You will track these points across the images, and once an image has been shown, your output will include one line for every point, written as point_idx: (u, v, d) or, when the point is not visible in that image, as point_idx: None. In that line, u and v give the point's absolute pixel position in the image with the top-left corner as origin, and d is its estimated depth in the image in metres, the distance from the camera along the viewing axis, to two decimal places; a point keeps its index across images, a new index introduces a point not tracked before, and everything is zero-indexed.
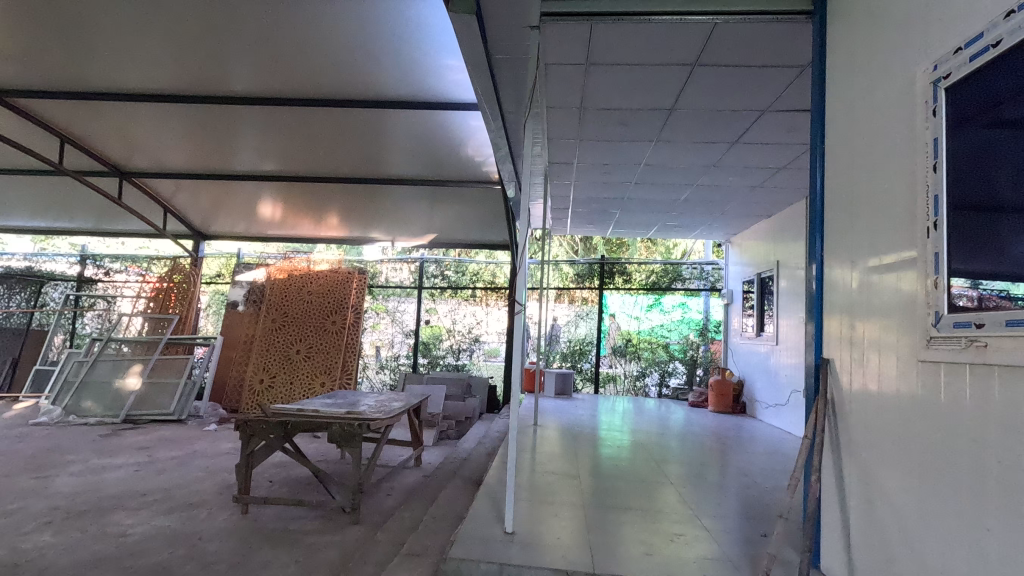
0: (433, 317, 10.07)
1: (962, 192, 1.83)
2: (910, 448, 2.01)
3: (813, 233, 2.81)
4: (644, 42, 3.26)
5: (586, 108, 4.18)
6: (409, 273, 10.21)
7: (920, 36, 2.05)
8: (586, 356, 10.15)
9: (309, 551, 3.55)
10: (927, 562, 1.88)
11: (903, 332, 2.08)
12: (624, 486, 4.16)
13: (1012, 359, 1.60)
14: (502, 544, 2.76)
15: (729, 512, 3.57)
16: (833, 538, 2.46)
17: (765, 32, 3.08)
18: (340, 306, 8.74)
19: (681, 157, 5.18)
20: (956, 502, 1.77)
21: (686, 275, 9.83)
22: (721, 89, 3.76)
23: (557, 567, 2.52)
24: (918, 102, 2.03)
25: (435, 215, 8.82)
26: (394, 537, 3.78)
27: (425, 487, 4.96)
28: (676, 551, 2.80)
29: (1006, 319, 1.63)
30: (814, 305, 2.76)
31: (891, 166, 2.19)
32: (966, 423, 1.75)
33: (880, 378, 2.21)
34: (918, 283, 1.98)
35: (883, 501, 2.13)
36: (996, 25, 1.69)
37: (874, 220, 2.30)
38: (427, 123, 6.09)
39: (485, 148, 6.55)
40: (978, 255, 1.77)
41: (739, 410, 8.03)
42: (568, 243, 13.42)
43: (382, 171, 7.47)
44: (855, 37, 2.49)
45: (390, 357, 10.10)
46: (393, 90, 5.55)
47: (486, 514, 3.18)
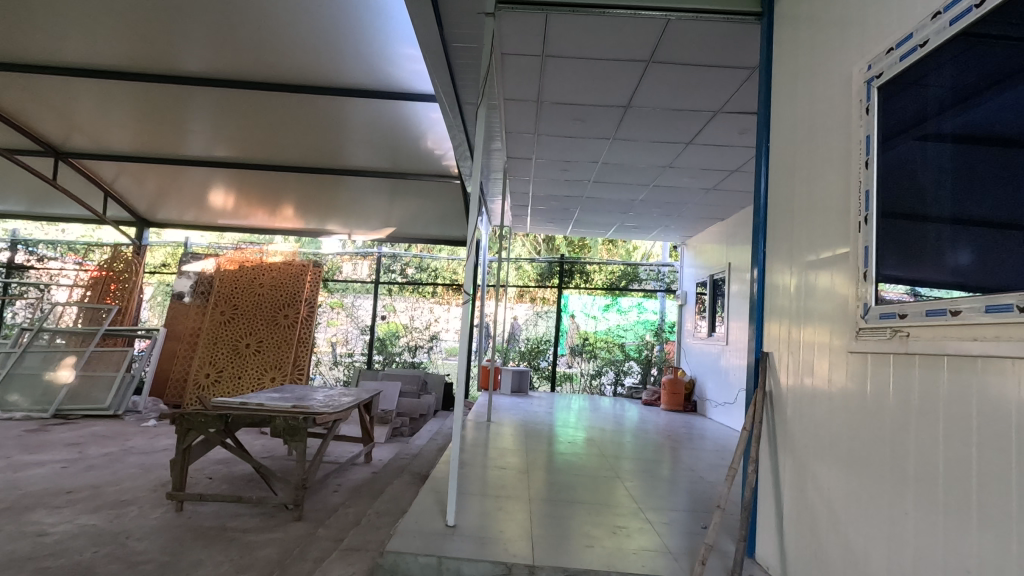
0: (390, 313, 9.90)
1: (890, 190, 1.89)
2: (839, 437, 2.06)
3: (758, 235, 2.86)
4: (600, 35, 3.27)
5: (543, 101, 4.17)
6: (367, 268, 10.02)
7: (857, 38, 2.11)
8: (543, 355, 10.16)
9: (245, 548, 3.40)
10: (854, 551, 1.92)
11: (837, 327, 2.14)
12: (574, 481, 4.16)
13: (930, 347, 1.65)
14: (445, 538, 2.70)
15: (676, 507, 3.61)
16: (768, 527, 2.51)
17: (718, 31, 3.13)
18: (293, 299, 8.48)
19: (638, 156, 5.24)
20: (880, 489, 1.82)
21: (643, 276, 10.03)
22: (675, 89, 3.82)
23: (497, 561, 2.48)
24: (854, 102, 2.10)
25: (394, 208, 8.69)
26: (335, 533, 3.68)
27: (372, 483, 4.85)
28: (618, 543, 2.80)
29: (926, 309, 1.68)
30: (757, 307, 2.81)
31: (828, 163, 2.26)
32: (890, 412, 1.81)
33: (815, 372, 2.26)
34: (850, 279, 2.04)
35: (814, 490, 2.18)
36: (923, 25, 1.75)
37: (813, 220, 2.36)
38: (387, 114, 5.97)
39: (444, 142, 6.47)
40: (903, 256, 1.82)
41: (690, 409, 8.21)
42: (530, 243, 13.49)
43: (340, 161, 7.29)
44: (799, 37, 2.55)
45: (344, 354, 9.86)
46: (351, 78, 5.41)
47: (430, 507, 3.12)
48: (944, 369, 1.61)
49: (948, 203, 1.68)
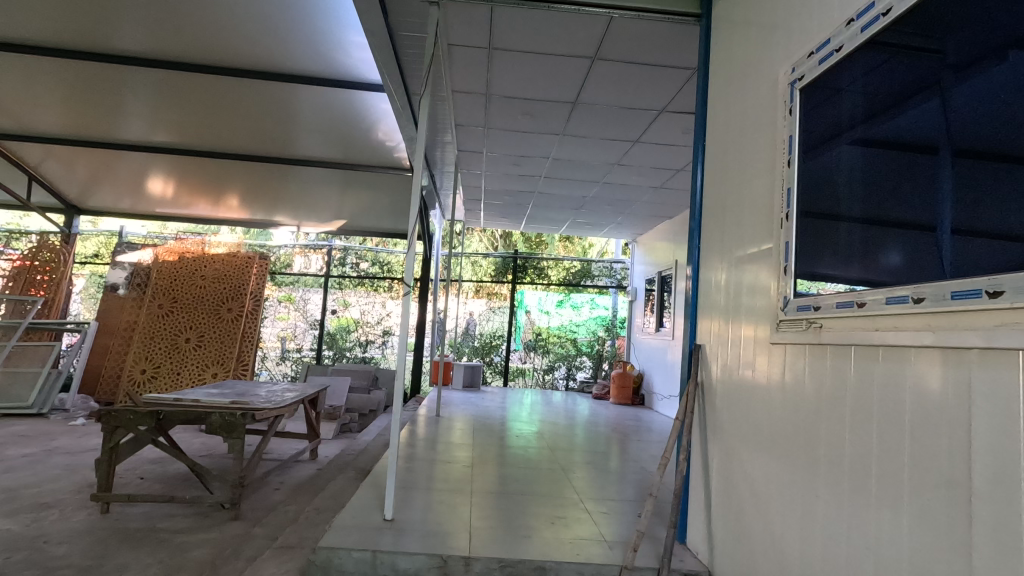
0: (342, 307, 9.68)
1: (809, 190, 1.98)
2: (762, 424, 2.15)
3: (693, 233, 2.94)
4: (545, 29, 3.28)
5: (492, 95, 4.17)
6: (319, 261, 9.71)
7: (782, 42, 2.20)
8: (496, 350, 10.17)
9: (176, 550, 3.26)
10: (772, 531, 2.01)
11: (761, 320, 2.23)
12: (521, 474, 4.19)
13: (841, 337, 1.73)
14: (382, 532, 2.66)
15: (617, 497, 3.69)
16: (698, 513, 2.61)
17: (660, 31, 3.20)
18: (238, 292, 8.19)
19: (588, 153, 5.30)
20: (796, 473, 1.91)
21: (596, 273, 10.19)
22: (621, 87, 3.88)
23: (433, 553, 2.47)
24: (779, 103, 2.18)
25: (345, 200, 8.50)
26: (272, 531, 3.58)
27: (315, 480, 4.74)
28: (556, 533, 2.84)
29: (836, 302, 1.77)
30: (692, 303, 2.89)
31: (756, 161, 2.34)
32: (807, 399, 1.89)
33: (743, 364, 2.35)
34: (773, 273, 2.14)
35: (740, 476, 2.27)
36: (839, 31, 1.84)
37: (742, 217, 2.44)
38: (335, 103, 5.80)
39: (396, 133, 6.36)
40: (817, 254, 1.91)
41: (638, 402, 8.41)
42: (487, 238, 13.49)
43: (289, 151, 7.06)
44: (733, 39, 2.63)
45: (293, 349, 9.62)
46: (298, 65, 5.25)
47: (368, 501, 3.09)
48: (852, 358, 1.70)
49: (857, 204, 1.76)
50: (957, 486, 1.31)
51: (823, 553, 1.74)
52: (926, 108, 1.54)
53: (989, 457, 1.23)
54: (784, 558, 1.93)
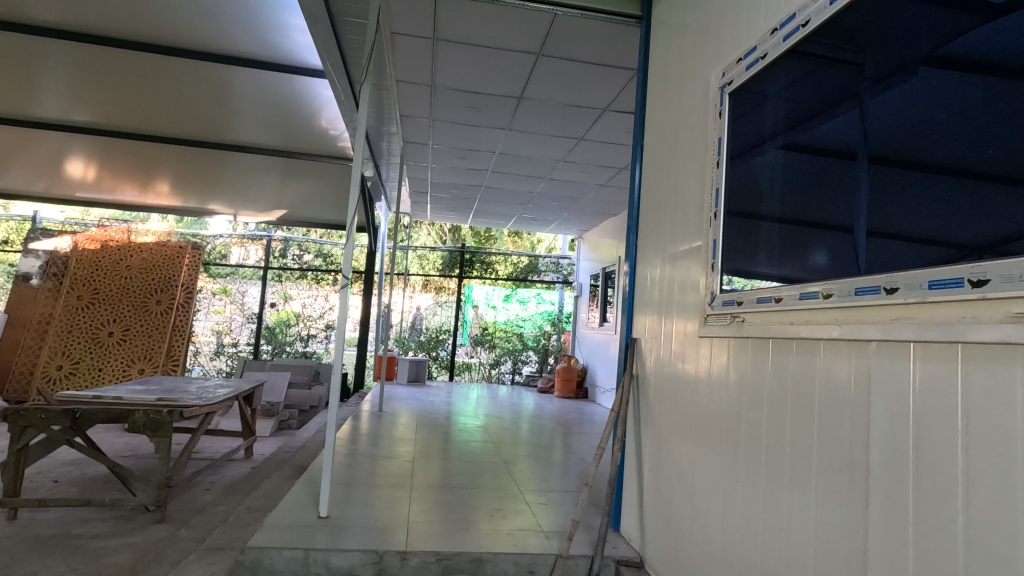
0: (282, 301, 9.35)
1: (734, 191, 2.08)
2: (691, 414, 2.24)
3: (631, 230, 3.03)
4: (490, 22, 3.27)
5: (437, 86, 4.12)
6: (258, 252, 9.37)
7: (714, 47, 2.29)
8: (442, 344, 10.11)
9: (92, 556, 3.05)
10: (697, 516, 2.11)
11: (690, 315, 2.32)
12: (463, 468, 4.20)
13: (759, 331, 1.83)
14: (315, 530, 2.60)
15: (556, 488, 3.76)
16: (631, 501, 2.70)
17: (602, 30, 3.25)
18: (167, 284, 7.76)
19: (534, 148, 5.33)
20: (719, 461, 2.01)
21: (543, 268, 10.31)
22: (565, 84, 3.93)
23: (368, 549, 2.44)
24: (710, 106, 2.28)
25: (286, 189, 8.20)
26: (199, 533, 3.43)
27: (249, 478, 4.57)
28: (494, 525, 2.86)
29: (757, 297, 1.87)
30: (629, 299, 2.98)
31: (689, 161, 2.43)
32: (730, 390, 1.99)
33: (674, 357, 2.44)
34: (702, 270, 2.23)
35: (670, 465, 2.36)
36: (764, 40, 1.93)
37: (676, 215, 2.53)
38: (274, 88, 5.52)
39: (339, 122, 6.17)
40: (739, 252, 2.01)
41: (581, 395, 8.57)
42: (435, 232, 13.42)
43: (225, 137, 6.71)
44: (670, 42, 2.72)
45: (228, 344, 9.21)
46: (234, 45, 4.89)
47: (302, 499, 3.01)
48: (769, 350, 1.79)
49: (775, 206, 1.86)
50: (856, 469, 1.39)
51: (741, 536, 1.83)
52: (836, 115, 1.63)
53: (881, 440, 1.33)
54: (707, 541, 2.03)
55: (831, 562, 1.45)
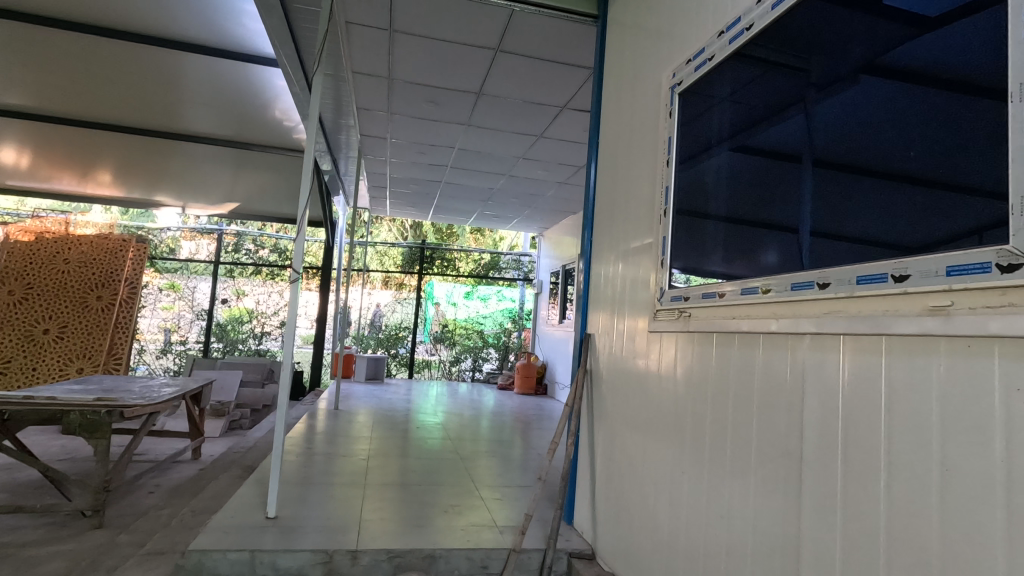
0: (235, 297, 9.04)
1: (683, 189, 2.14)
2: (641, 408, 2.29)
3: (586, 227, 3.06)
4: (446, 16, 3.24)
5: (395, 79, 4.06)
6: (209, 247, 9.03)
7: (665, 49, 2.34)
8: (402, 341, 9.99)
9: (20, 566, 2.87)
10: (646, 507, 2.15)
11: (641, 310, 2.37)
12: (420, 465, 4.16)
13: (702, 325, 1.89)
14: (261, 531, 2.53)
15: (512, 483, 3.78)
16: (584, 494, 2.75)
17: (559, 28, 3.27)
18: (109, 278, 7.37)
19: (493, 145, 5.32)
20: (667, 452, 2.06)
21: (504, 265, 10.34)
22: (523, 81, 3.93)
23: (318, 549, 2.39)
24: (661, 105, 2.33)
25: (239, 181, 7.93)
26: (140, 538, 3.28)
27: (196, 480, 4.41)
28: (448, 522, 2.85)
29: (702, 292, 1.92)
30: (584, 295, 3.02)
31: (642, 159, 2.48)
32: (678, 384, 2.03)
33: (626, 352, 2.48)
34: (652, 266, 2.28)
35: (621, 458, 2.40)
36: (711, 42, 1.98)
37: (628, 212, 2.58)
38: (224, 74, 5.25)
39: (294, 113, 5.98)
40: (687, 249, 2.07)
41: (541, 392, 8.63)
42: (397, 228, 13.30)
43: (174, 125, 6.40)
44: (624, 42, 2.76)
45: (177, 341, 8.85)
46: (182, 29, 4.58)
47: (250, 500, 2.92)
48: (713, 344, 1.85)
49: (720, 204, 1.93)
50: (791, 456, 1.45)
51: (686, 525, 1.88)
52: (777, 118, 1.70)
53: (813, 429, 1.38)
54: (654, 532, 2.07)
55: (766, 548, 1.50)
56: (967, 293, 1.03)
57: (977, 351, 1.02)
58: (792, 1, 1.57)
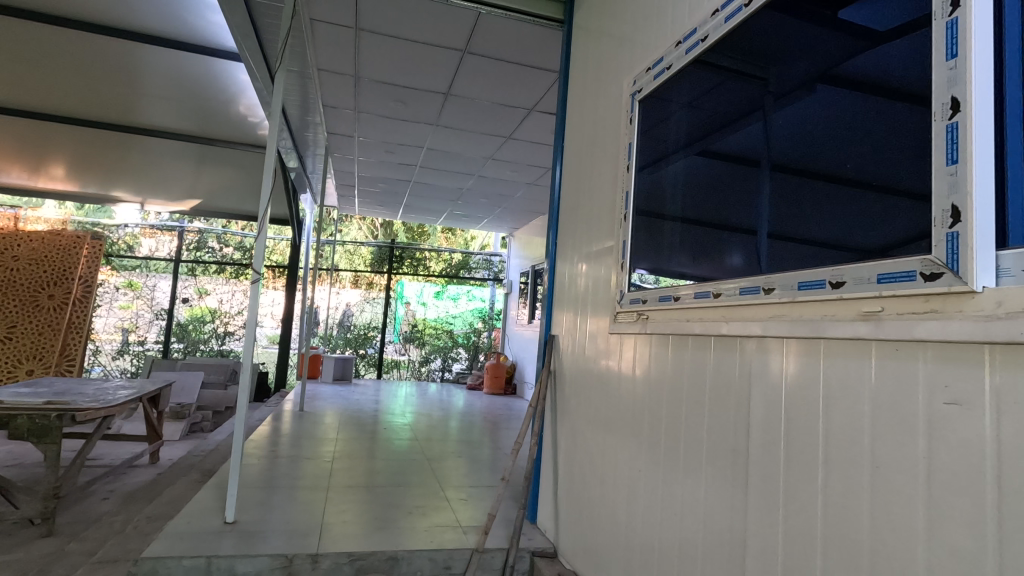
0: (197, 296, 8.80)
1: (643, 194, 2.19)
2: (602, 407, 2.33)
3: (551, 229, 3.10)
4: (413, 16, 3.23)
5: (362, 77, 4.02)
6: (170, 244, 8.77)
7: (627, 57, 2.40)
8: (370, 341, 9.88)
9: None
10: (606, 505, 2.19)
11: (602, 312, 2.42)
12: (385, 466, 4.14)
13: (659, 327, 1.94)
14: (218, 536, 2.48)
15: (478, 483, 3.79)
16: (547, 494, 2.78)
17: (526, 32, 3.30)
18: (62, 276, 7.10)
19: (462, 145, 5.31)
20: (626, 451, 2.10)
21: (474, 265, 10.34)
22: (491, 82, 3.95)
23: (277, 553, 2.36)
24: (622, 112, 2.38)
25: (201, 178, 7.73)
26: (91, 546, 3.17)
27: (153, 485, 4.28)
28: (411, 523, 2.85)
29: (658, 295, 1.98)
30: (548, 296, 3.06)
31: (604, 164, 2.53)
32: (637, 384, 2.08)
33: (588, 352, 2.52)
34: (613, 269, 2.33)
35: (584, 457, 2.44)
36: (669, 52, 2.04)
37: (591, 215, 2.63)
38: (184, 67, 5.08)
39: (258, 109, 5.86)
40: (646, 252, 2.13)
41: (510, 392, 8.64)
42: (366, 227, 13.17)
43: (132, 119, 6.18)
44: (588, 48, 2.80)
45: (134, 342, 8.57)
46: (140, 22, 4.41)
47: (207, 505, 2.86)
48: (668, 346, 1.90)
49: (676, 208, 1.99)
50: (738, 455, 1.51)
51: (642, 523, 1.93)
52: (736, 124, 1.74)
53: (758, 429, 1.44)
54: (612, 529, 2.12)
55: (714, 544, 1.56)
56: (895, 300, 1.09)
57: (904, 354, 1.08)
58: (743, 16, 1.63)
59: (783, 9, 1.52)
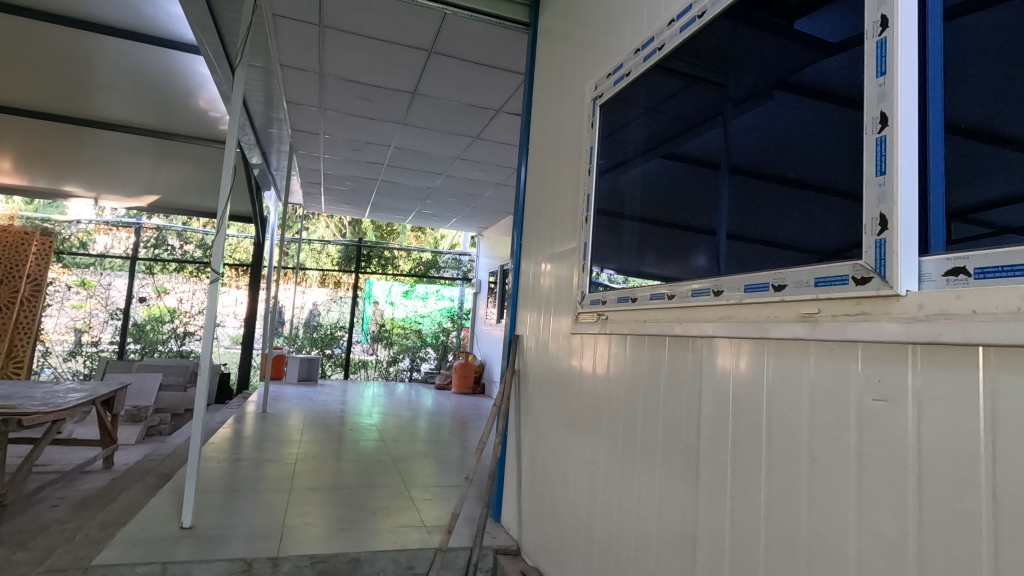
0: (155, 295, 8.52)
1: (603, 197, 2.25)
2: (565, 407, 2.37)
3: (516, 230, 3.13)
4: (378, 15, 3.22)
5: (327, 74, 3.97)
6: (127, 240, 8.46)
7: (589, 62, 2.45)
8: (337, 341, 9.75)
9: None
10: (567, 503, 2.23)
11: (565, 312, 2.46)
12: (350, 467, 4.10)
13: (619, 327, 1.99)
14: (175, 541, 2.43)
15: (443, 483, 3.80)
16: (511, 493, 2.82)
17: (492, 34, 3.32)
18: (9, 274, 6.77)
19: (430, 144, 5.30)
20: (587, 449, 2.15)
21: (444, 264, 10.29)
22: (458, 82, 3.96)
23: (235, 558, 2.32)
24: (584, 116, 2.43)
25: (159, 173, 7.49)
26: (39, 554, 3.05)
27: (106, 490, 4.14)
28: (375, 523, 2.84)
29: (618, 296, 2.04)
30: (513, 297, 3.08)
31: (567, 167, 2.58)
32: (598, 384, 2.12)
33: (552, 351, 2.55)
34: (575, 271, 2.38)
35: (547, 455, 2.48)
36: (628, 59, 2.10)
37: (554, 217, 2.67)
38: (141, 59, 4.91)
39: (219, 103, 5.71)
40: (606, 254, 2.18)
41: (479, 391, 8.65)
42: (334, 225, 13.00)
43: (85, 111, 5.94)
44: (552, 52, 2.84)
45: (88, 342, 8.25)
46: (93, 11, 4.23)
47: (164, 510, 2.79)
48: (627, 345, 1.95)
49: (634, 211, 2.04)
50: (689, 452, 1.56)
51: (601, 519, 1.98)
52: (698, 128, 1.75)
53: (708, 426, 1.49)
54: (573, 526, 2.16)
55: (668, 539, 1.61)
56: (830, 302, 1.16)
57: (838, 353, 1.15)
58: (696, 26, 1.70)
59: (734, 21, 1.59)
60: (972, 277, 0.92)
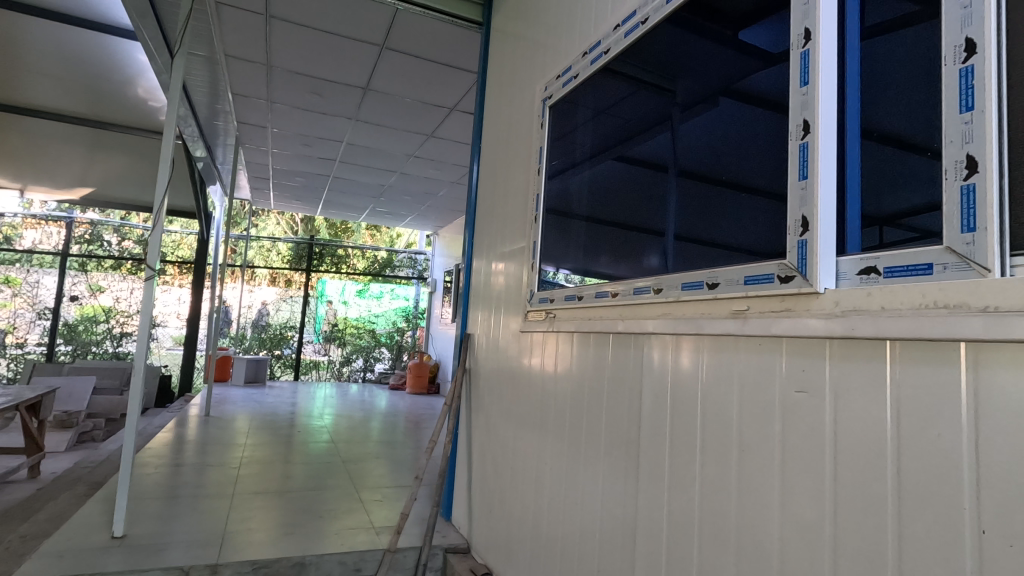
0: (88, 293, 8.02)
1: (553, 196, 2.28)
2: (514, 405, 2.39)
3: (468, 228, 3.14)
4: (327, 7, 3.15)
5: (274, 66, 3.86)
6: (58, 235, 7.96)
7: (539, 63, 2.47)
8: (287, 341, 9.48)
9: None
10: (516, 499, 2.25)
11: (515, 310, 2.49)
12: (298, 470, 4.01)
13: (566, 324, 2.03)
14: (104, 552, 2.31)
15: (394, 484, 3.76)
16: (461, 492, 2.82)
17: (445, 31, 3.31)
18: None
19: (383, 141, 5.22)
20: (535, 446, 2.17)
21: (399, 263, 10.15)
22: (411, 79, 3.92)
23: (171, 567, 2.22)
24: (534, 116, 2.46)
25: (94, 164, 7.08)
26: None
27: (30, 501, 3.89)
28: (322, 526, 2.78)
29: (565, 294, 2.07)
30: (465, 295, 3.08)
31: (517, 166, 2.60)
32: (546, 381, 2.15)
33: (503, 349, 2.57)
34: (525, 270, 2.41)
35: (496, 452, 2.50)
36: (576, 62, 2.15)
37: (505, 216, 2.69)
38: (73, 43, 4.63)
39: (160, 92, 5.44)
40: (555, 252, 2.22)
41: (434, 391, 8.58)
42: (285, 222, 12.65)
43: (8, 96, 5.53)
44: (504, 52, 2.86)
45: (12, 344, 7.76)
46: None
47: (94, 519, 2.65)
48: (573, 343, 1.99)
49: (582, 210, 2.09)
50: (630, 447, 1.61)
51: (548, 515, 2.01)
52: (645, 132, 1.80)
53: (649, 421, 1.54)
54: (521, 523, 2.18)
55: (609, 532, 1.65)
56: (758, 299, 1.22)
57: (765, 348, 1.21)
58: (641, 32, 1.76)
59: (675, 28, 1.65)
60: (881, 275, 0.99)
